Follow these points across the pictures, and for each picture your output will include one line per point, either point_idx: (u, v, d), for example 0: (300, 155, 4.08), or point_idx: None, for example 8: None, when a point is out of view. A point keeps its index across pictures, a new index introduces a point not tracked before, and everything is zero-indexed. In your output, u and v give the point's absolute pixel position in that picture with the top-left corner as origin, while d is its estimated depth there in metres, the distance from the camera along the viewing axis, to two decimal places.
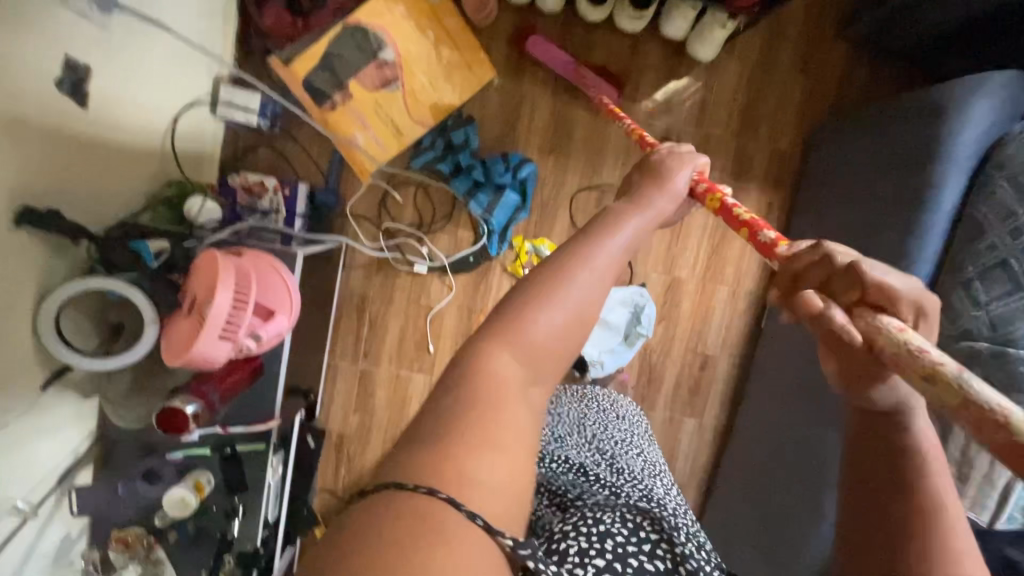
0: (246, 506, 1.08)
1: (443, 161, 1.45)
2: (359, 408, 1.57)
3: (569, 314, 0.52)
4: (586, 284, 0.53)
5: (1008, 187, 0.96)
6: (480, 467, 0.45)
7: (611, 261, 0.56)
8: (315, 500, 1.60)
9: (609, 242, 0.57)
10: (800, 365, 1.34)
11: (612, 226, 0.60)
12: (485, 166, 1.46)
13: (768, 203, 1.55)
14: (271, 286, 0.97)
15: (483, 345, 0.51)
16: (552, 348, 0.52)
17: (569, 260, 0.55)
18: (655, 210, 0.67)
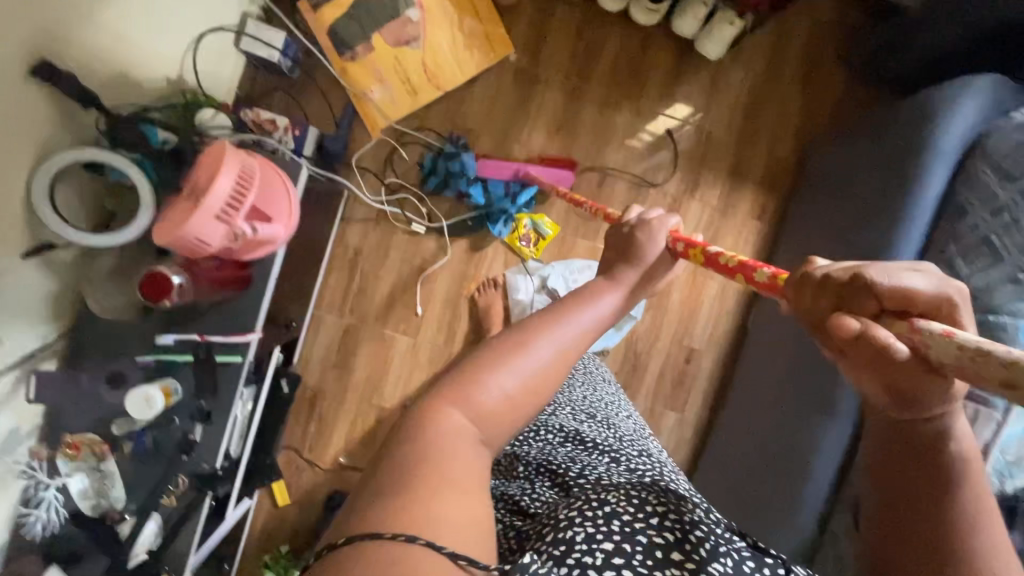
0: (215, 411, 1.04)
1: (446, 188, 1.49)
2: (338, 364, 1.53)
3: (524, 376, 0.57)
4: (546, 351, 0.58)
5: (992, 173, 0.98)
6: (441, 506, 0.48)
7: (576, 329, 0.60)
8: (280, 459, 1.53)
9: (573, 312, 0.62)
10: (785, 354, 1.34)
11: (585, 298, 0.64)
12: (485, 187, 1.51)
13: (763, 205, 1.58)
14: (273, 192, 0.98)
15: (434, 405, 0.55)
16: (505, 410, 0.56)
17: (532, 326, 0.59)
18: (628, 283, 0.69)
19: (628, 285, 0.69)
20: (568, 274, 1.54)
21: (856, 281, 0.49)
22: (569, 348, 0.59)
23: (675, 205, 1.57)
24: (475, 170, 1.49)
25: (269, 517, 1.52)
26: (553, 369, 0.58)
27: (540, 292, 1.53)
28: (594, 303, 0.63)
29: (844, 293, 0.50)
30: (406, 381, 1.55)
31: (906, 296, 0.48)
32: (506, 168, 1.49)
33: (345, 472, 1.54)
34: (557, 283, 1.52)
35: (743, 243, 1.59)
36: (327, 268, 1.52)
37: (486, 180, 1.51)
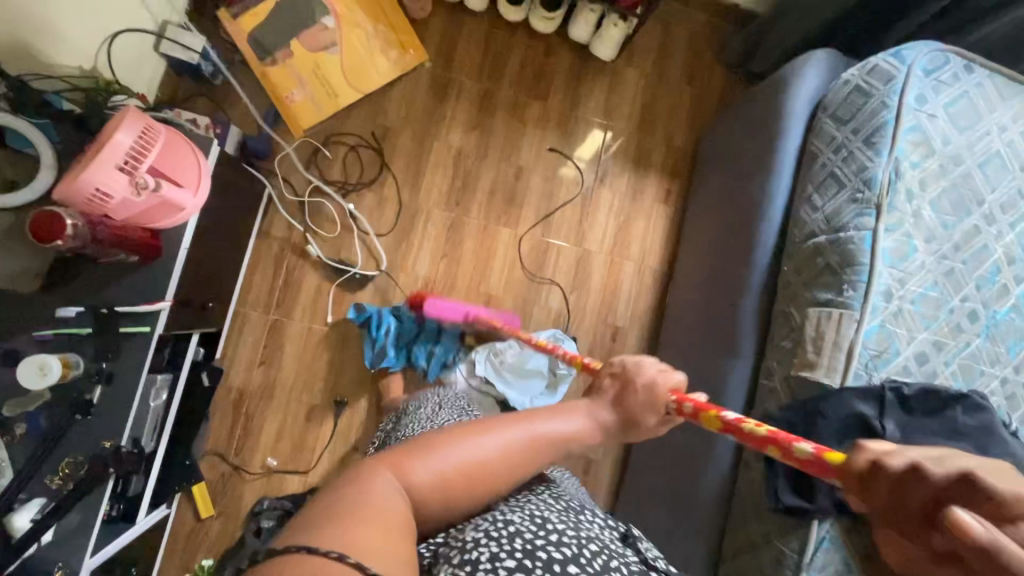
0: (121, 380, 1.01)
1: (383, 352, 1.51)
2: (265, 361, 1.51)
3: (467, 461, 0.60)
4: (495, 446, 0.62)
5: (829, 121, 1.11)
6: (359, 538, 0.49)
7: (525, 435, 0.64)
8: (202, 466, 1.46)
9: (532, 421, 0.66)
10: (692, 311, 1.43)
11: (544, 410, 0.68)
12: (412, 343, 1.52)
13: (666, 189, 1.73)
14: (182, 159, 1.00)
15: (378, 463, 0.58)
16: (444, 486, 0.59)
17: (491, 423, 0.64)
18: (599, 415, 0.72)
19: (598, 418, 0.72)
20: (494, 356, 1.49)
21: (967, 482, 0.43)
22: (518, 450, 0.63)
23: (587, 192, 1.70)
24: (398, 320, 1.52)
25: (191, 531, 1.43)
26: (496, 464, 0.62)
27: (471, 376, 1.49)
28: (553, 417, 0.68)
29: (933, 492, 0.45)
30: (336, 375, 1.53)
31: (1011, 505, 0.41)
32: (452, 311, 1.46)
33: (273, 476, 1.47)
34: (487, 369, 1.48)
35: (653, 224, 1.71)
36: (251, 265, 1.53)
37: (414, 337, 1.52)
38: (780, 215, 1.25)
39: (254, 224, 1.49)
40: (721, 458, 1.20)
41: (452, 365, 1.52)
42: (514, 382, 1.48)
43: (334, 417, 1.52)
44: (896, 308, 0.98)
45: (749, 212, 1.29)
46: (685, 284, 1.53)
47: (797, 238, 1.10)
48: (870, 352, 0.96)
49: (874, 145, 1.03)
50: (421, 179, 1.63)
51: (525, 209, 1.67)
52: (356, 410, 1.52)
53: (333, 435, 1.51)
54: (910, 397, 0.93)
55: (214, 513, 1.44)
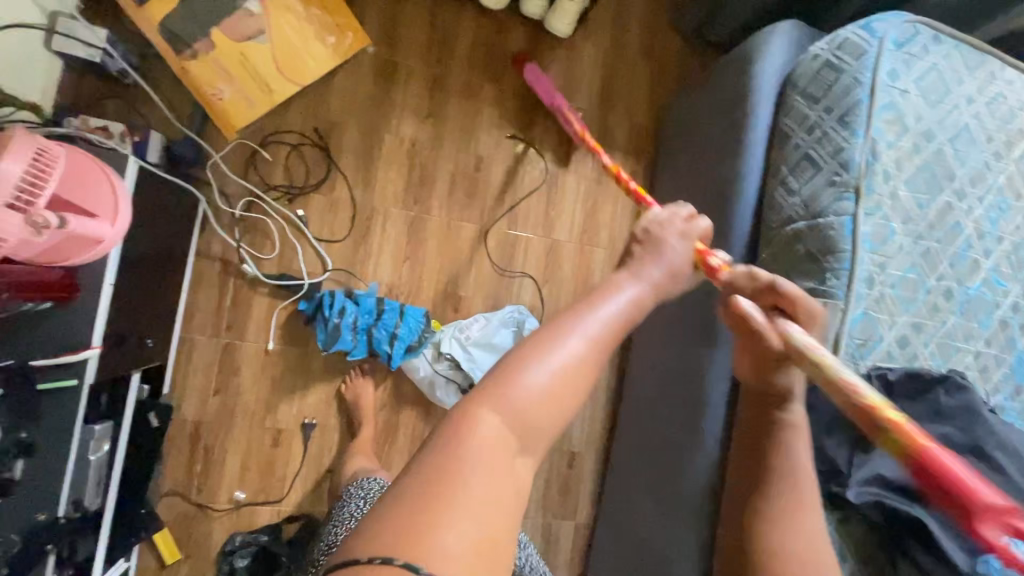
0: (47, 447, 0.89)
1: (336, 339, 1.39)
2: (219, 389, 1.39)
3: (559, 368, 0.56)
4: (580, 344, 0.57)
5: (799, 99, 1.07)
6: (455, 523, 0.48)
7: (604, 327, 0.60)
8: (161, 509, 1.34)
9: (597, 308, 0.61)
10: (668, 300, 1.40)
11: (600, 293, 0.63)
12: (372, 325, 1.41)
13: (632, 170, 1.68)
14: (91, 184, 0.86)
15: (470, 405, 0.54)
16: (543, 407, 0.55)
17: (564, 322, 0.59)
18: (652, 279, 0.68)
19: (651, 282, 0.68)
20: (460, 333, 1.46)
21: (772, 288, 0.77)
22: (601, 342, 0.59)
23: (552, 179, 1.62)
24: (346, 298, 1.40)
25: None
26: (585, 370, 0.57)
27: (437, 360, 1.44)
28: (617, 297, 0.63)
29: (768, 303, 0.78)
30: (300, 394, 1.43)
31: (799, 303, 0.75)
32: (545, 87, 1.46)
33: (242, 510, 1.38)
34: (455, 348, 1.44)
35: (620, 208, 1.66)
36: (192, 285, 1.38)
37: (375, 319, 1.41)
38: (754, 199, 1.21)
39: (190, 240, 1.34)
40: (707, 450, 1.19)
41: (417, 348, 1.43)
42: (481, 357, 1.45)
43: (303, 440, 1.42)
44: (878, 293, 0.96)
45: (720, 197, 1.25)
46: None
47: (774, 223, 1.07)
48: (855, 341, 0.95)
49: (849, 125, 1.00)
50: (374, 177, 1.50)
51: (488, 201, 1.58)
52: (326, 429, 1.44)
53: (303, 459, 1.42)
54: (894, 383, 0.93)
55: (180, 556, 1.34)
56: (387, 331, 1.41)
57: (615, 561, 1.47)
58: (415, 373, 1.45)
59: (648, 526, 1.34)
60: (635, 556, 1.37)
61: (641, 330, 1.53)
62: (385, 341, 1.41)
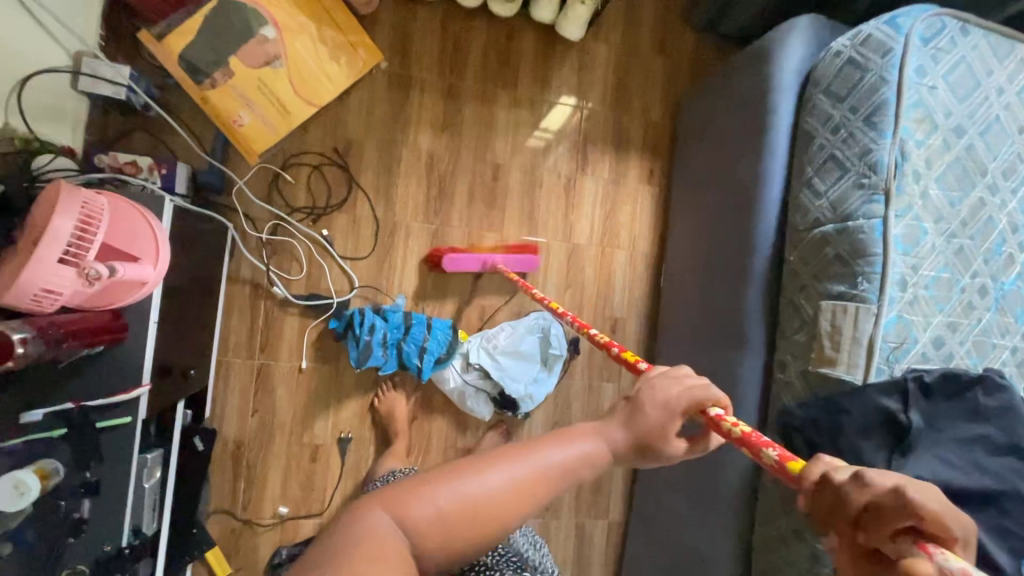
0: (109, 481, 0.93)
1: (369, 356, 1.40)
2: (258, 408, 1.43)
3: (469, 494, 0.47)
4: (500, 482, 0.48)
5: (823, 98, 1.07)
6: None
7: (533, 470, 0.49)
8: (210, 526, 1.39)
9: (536, 447, 0.51)
10: (693, 302, 1.40)
11: (540, 438, 0.52)
12: (402, 339, 1.42)
13: (650, 169, 1.67)
14: (131, 228, 0.89)
15: (370, 500, 0.48)
16: (442, 531, 0.46)
17: (495, 453, 0.51)
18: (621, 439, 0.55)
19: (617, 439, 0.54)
20: (487, 342, 1.49)
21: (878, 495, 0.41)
22: (526, 487, 0.49)
23: (570, 183, 1.62)
24: (375, 317, 1.41)
25: None
26: (496, 509, 0.47)
27: (465, 369, 1.47)
28: (567, 445, 0.52)
29: (853, 516, 0.41)
30: (335, 411, 1.47)
31: (946, 520, 0.38)
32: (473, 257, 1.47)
33: (286, 524, 1.42)
34: (483, 357, 1.47)
35: (639, 209, 1.66)
36: (225, 309, 1.42)
37: (404, 334, 1.42)
38: (778, 199, 1.19)
39: (221, 267, 1.37)
40: (741, 453, 1.20)
41: (447, 360, 1.45)
42: (510, 365, 1.48)
43: (340, 454, 1.46)
44: (911, 296, 0.96)
45: (743, 199, 1.24)
46: (681, 271, 1.49)
47: (802, 226, 1.09)
48: (890, 344, 0.96)
49: (876, 124, 0.99)
50: (393, 193, 1.52)
51: (507, 210, 1.58)
52: (362, 443, 1.47)
53: (342, 472, 1.46)
54: (931, 384, 0.93)
55: (232, 569, 1.39)
56: (417, 345, 1.42)
57: (650, 559, 1.50)
58: (445, 383, 1.47)
59: (682, 526, 1.36)
60: (670, 555, 1.39)
61: (666, 331, 1.54)
62: (415, 354, 1.42)
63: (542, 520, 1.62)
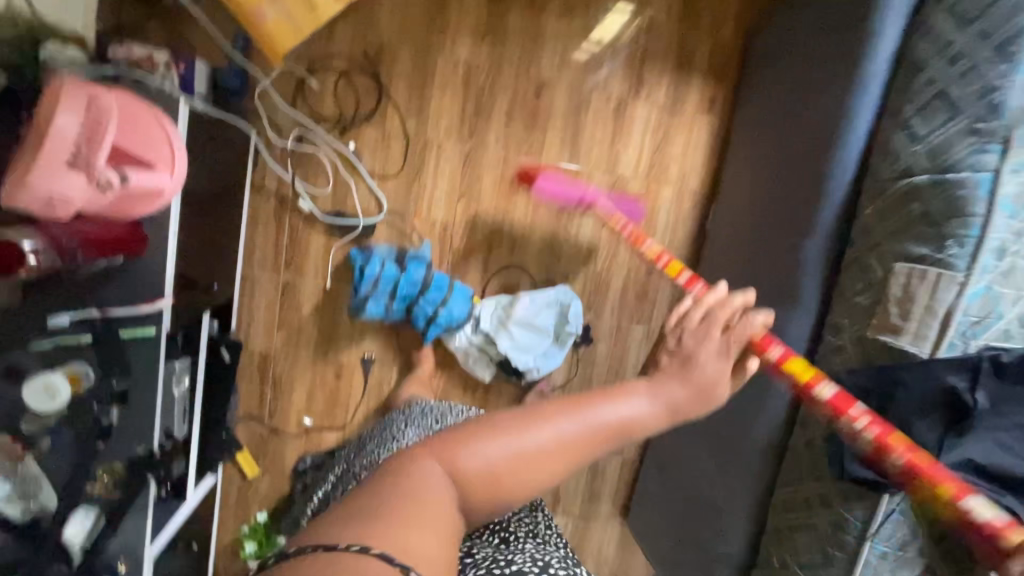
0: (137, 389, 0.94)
1: (385, 304, 1.36)
2: (283, 324, 1.42)
3: (518, 451, 0.45)
4: (548, 440, 0.45)
5: (945, 19, 0.90)
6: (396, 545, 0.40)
7: (588, 428, 0.46)
8: (240, 430, 1.45)
9: (591, 404, 0.47)
10: (740, 253, 1.29)
11: (598, 392, 0.48)
12: (416, 298, 1.36)
13: (711, 97, 1.48)
14: (145, 135, 0.82)
15: (421, 449, 0.47)
16: (487, 485, 0.45)
17: (544, 407, 0.47)
18: (679, 397, 0.49)
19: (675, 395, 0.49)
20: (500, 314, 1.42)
21: None
22: (577, 444, 0.46)
23: (620, 108, 1.46)
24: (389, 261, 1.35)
25: (242, 489, 1.47)
26: (544, 463, 0.45)
27: (475, 333, 1.42)
28: (622, 404, 0.47)
29: None
30: (359, 332, 1.45)
31: None
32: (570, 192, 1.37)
33: (311, 434, 1.47)
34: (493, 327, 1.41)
35: (694, 142, 1.50)
36: (250, 222, 1.38)
37: (420, 293, 1.36)
38: (864, 140, 1.04)
39: (245, 177, 1.30)
40: (774, 413, 1.14)
41: (462, 323, 1.40)
42: (517, 338, 1.42)
43: (363, 374, 1.47)
44: (1007, 266, 0.85)
45: (817, 139, 1.09)
46: (730, 217, 1.36)
47: (888, 175, 0.96)
48: (969, 319, 0.86)
49: (1009, 56, 0.82)
50: (426, 107, 1.39)
51: (549, 133, 1.45)
52: (385, 365, 1.47)
53: (365, 391, 1.47)
54: (1008, 365, 0.83)
55: (260, 471, 1.46)
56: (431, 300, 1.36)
57: (663, 499, 1.51)
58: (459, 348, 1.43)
59: (699, 474, 1.35)
60: (685, 498, 1.40)
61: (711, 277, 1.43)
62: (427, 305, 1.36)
63: None
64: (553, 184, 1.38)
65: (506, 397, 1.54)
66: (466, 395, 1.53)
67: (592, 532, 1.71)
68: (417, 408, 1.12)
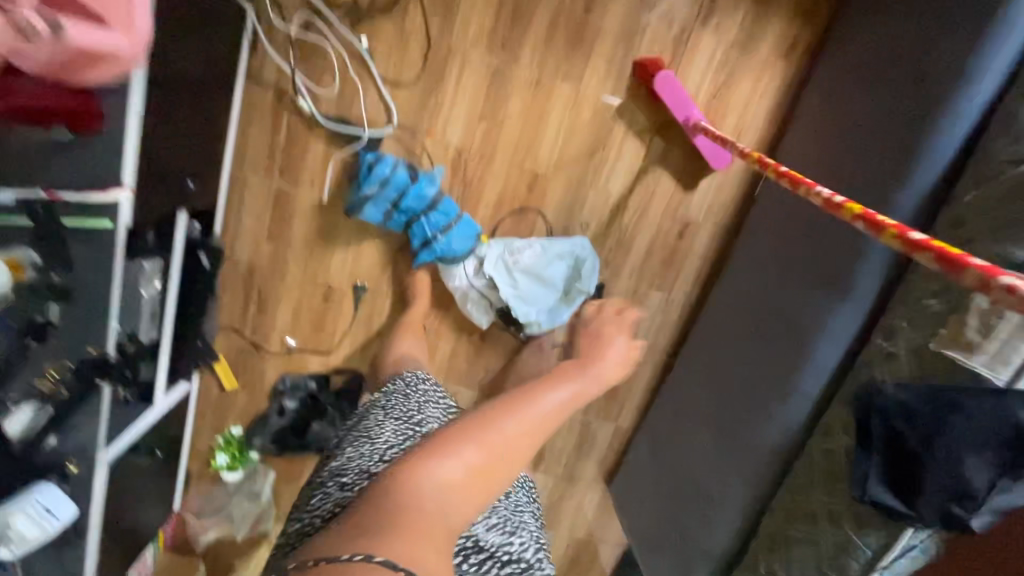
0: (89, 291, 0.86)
1: (385, 216, 1.22)
2: (273, 236, 1.31)
3: (495, 447, 0.56)
4: (513, 432, 0.58)
5: None
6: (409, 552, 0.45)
7: (545, 415, 0.61)
8: (220, 341, 1.38)
9: (537, 396, 0.62)
10: (789, 228, 1.11)
11: (538, 386, 0.64)
12: (417, 217, 1.22)
13: (792, 38, 1.24)
14: None
15: (402, 468, 0.52)
16: (473, 483, 0.53)
17: (499, 406, 0.60)
18: (582, 386, 0.69)
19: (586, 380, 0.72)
20: (509, 256, 1.30)
21: None
22: (535, 431, 0.60)
23: (683, 38, 1.23)
24: (402, 169, 1.19)
25: (218, 400, 1.42)
26: (517, 451, 0.57)
27: (478, 276, 1.30)
28: (557, 390, 0.65)
29: None
30: (353, 256, 1.33)
31: None
32: (681, 102, 1.20)
33: (294, 355, 1.40)
34: (496, 268, 1.29)
35: (761, 91, 1.28)
36: (244, 116, 1.23)
37: (423, 211, 1.22)
38: (982, 110, 0.84)
39: (240, 61, 1.14)
40: (794, 415, 1.03)
41: (462, 258, 1.28)
42: (522, 285, 1.31)
43: (354, 301, 1.37)
44: None
45: (916, 101, 0.88)
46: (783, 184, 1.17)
47: (1006, 156, 0.78)
48: None
49: None
50: (456, 5, 1.19)
51: (593, 57, 1.24)
52: (378, 295, 1.37)
53: (354, 319, 1.38)
54: None
55: (238, 384, 1.40)
56: (433, 226, 1.23)
57: (652, 475, 1.44)
58: (450, 280, 1.31)
59: (694, 459, 1.25)
60: (673, 480, 1.32)
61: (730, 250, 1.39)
62: (428, 228, 1.23)
63: None
64: (668, 88, 1.21)
65: (503, 347, 1.44)
66: (460, 339, 1.43)
67: (571, 493, 1.66)
68: (398, 392, 0.92)
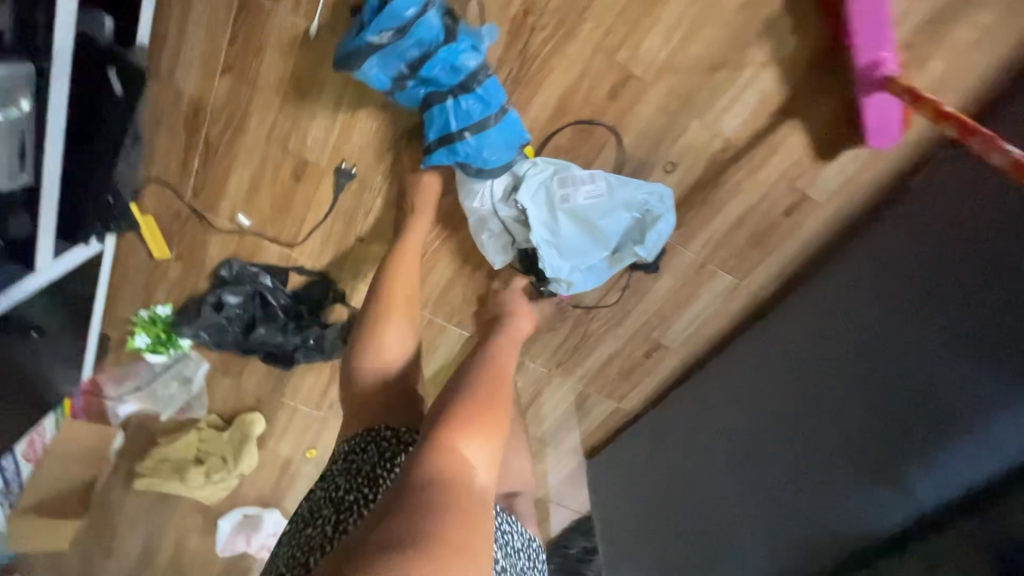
0: None
1: (394, 84, 0.81)
2: (231, 68, 0.90)
3: (478, 405, 0.57)
4: (486, 388, 0.60)
5: None
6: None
7: (503, 375, 0.65)
8: (148, 195, 1.03)
9: (485, 361, 0.67)
10: (961, 270, 0.77)
11: (482, 360, 0.68)
12: (442, 98, 0.82)
13: None
14: None
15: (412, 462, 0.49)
16: (478, 450, 0.53)
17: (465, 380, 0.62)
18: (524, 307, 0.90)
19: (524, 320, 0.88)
20: (554, 187, 0.92)
21: None
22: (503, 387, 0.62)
23: None
24: (434, 18, 0.77)
25: (143, 267, 1.11)
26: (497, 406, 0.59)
27: (506, 205, 0.93)
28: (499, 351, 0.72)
29: None
30: (342, 128, 0.94)
31: None
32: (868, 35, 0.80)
33: (245, 237, 1.07)
34: (532, 201, 0.92)
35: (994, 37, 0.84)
36: None
37: (452, 90, 0.81)
38: None
39: None
40: (882, 519, 0.81)
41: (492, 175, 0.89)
42: (560, 231, 0.94)
43: (332, 190, 1.00)
44: None
45: None
46: (977, 196, 0.78)
47: None
48: None
49: None
50: None
51: None
52: (366, 189, 1.00)
53: (329, 213, 1.03)
54: None
55: (171, 255, 1.09)
56: (463, 119, 0.82)
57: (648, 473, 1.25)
58: (467, 200, 0.94)
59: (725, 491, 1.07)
60: (686, 504, 1.15)
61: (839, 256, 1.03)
62: (455, 120, 0.82)
63: (545, 375, 1.29)
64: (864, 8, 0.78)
65: None
66: (462, 270, 1.10)
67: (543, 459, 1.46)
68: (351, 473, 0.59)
